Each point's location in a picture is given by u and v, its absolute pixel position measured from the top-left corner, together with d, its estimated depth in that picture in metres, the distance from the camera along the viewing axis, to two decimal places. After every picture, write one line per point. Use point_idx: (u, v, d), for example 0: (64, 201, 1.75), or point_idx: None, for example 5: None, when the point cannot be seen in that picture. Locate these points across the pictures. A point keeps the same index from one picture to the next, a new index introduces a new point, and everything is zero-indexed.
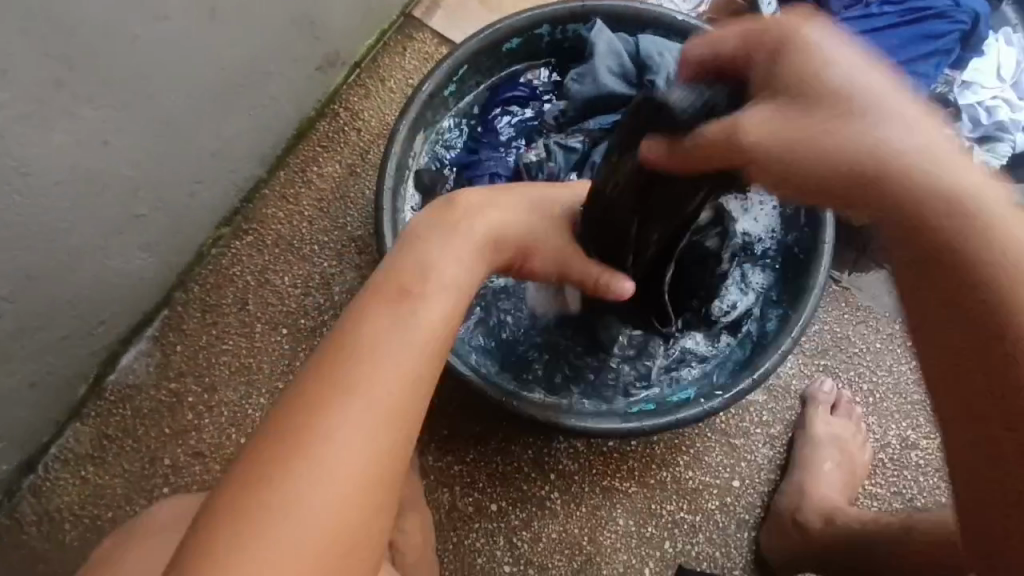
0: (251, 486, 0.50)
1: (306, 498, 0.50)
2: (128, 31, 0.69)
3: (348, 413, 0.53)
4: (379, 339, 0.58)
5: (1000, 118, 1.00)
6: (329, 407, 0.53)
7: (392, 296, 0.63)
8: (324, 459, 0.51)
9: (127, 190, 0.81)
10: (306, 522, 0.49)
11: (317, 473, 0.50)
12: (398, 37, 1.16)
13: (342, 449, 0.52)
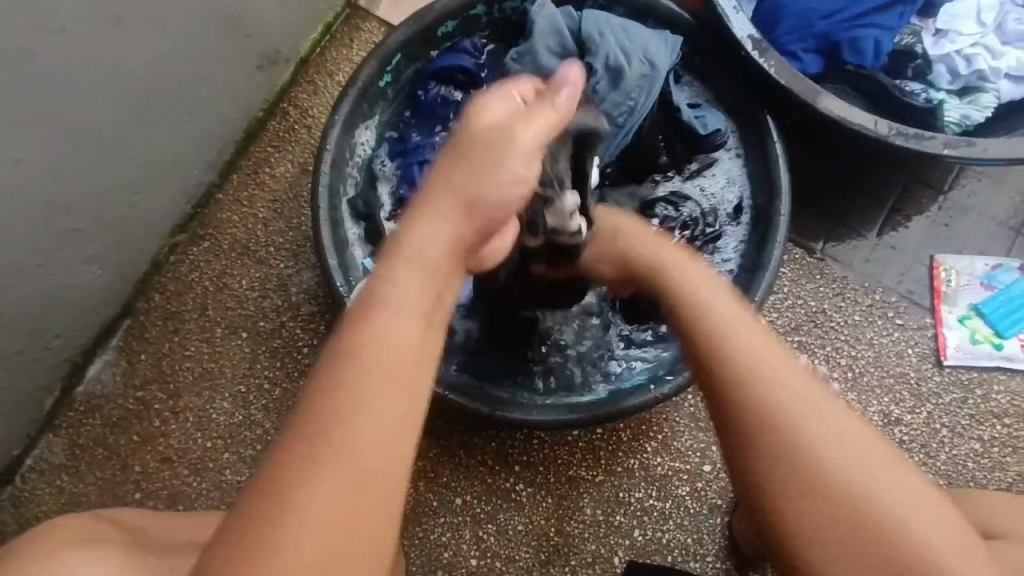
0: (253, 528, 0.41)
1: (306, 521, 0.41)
2: (21, 46, 0.68)
3: (368, 380, 0.44)
4: (358, 362, 0.45)
5: (980, 67, 0.92)
6: (347, 357, 0.45)
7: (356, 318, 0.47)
8: (341, 439, 0.43)
9: (54, 204, 0.81)
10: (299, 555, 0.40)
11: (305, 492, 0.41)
12: (344, 28, 1.13)
13: (366, 399, 0.44)
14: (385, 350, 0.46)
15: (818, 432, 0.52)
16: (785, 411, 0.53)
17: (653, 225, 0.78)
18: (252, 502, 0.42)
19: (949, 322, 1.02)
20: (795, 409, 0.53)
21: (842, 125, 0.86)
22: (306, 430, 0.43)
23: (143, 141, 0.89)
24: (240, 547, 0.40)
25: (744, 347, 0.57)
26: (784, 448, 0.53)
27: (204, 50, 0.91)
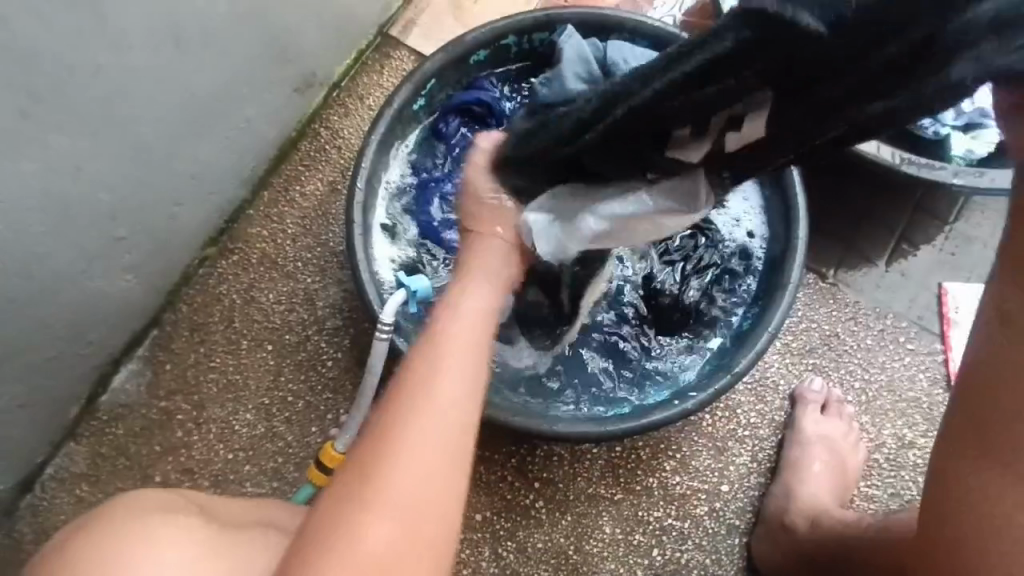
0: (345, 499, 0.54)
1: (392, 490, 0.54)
2: (93, 62, 0.73)
3: (430, 426, 0.56)
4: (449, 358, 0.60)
5: (982, 104, 0.98)
6: (427, 387, 0.58)
7: (438, 348, 0.61)
8: (421, 430, 0.56)
9: (104, 213, 0.85)
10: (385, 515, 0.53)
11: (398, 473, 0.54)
12: (376, 55, 1.19)
13: (436, 435, 0.57)
14: (469, 353, 0.61)
15: None
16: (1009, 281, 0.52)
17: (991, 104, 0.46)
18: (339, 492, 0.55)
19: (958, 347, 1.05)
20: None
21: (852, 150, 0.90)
22: (386, 431, 0.56)
23: (189, 157, 0.93)
24: (346, 496, 0.54)
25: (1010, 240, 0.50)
26: None
27: (252, 72, 0.95)
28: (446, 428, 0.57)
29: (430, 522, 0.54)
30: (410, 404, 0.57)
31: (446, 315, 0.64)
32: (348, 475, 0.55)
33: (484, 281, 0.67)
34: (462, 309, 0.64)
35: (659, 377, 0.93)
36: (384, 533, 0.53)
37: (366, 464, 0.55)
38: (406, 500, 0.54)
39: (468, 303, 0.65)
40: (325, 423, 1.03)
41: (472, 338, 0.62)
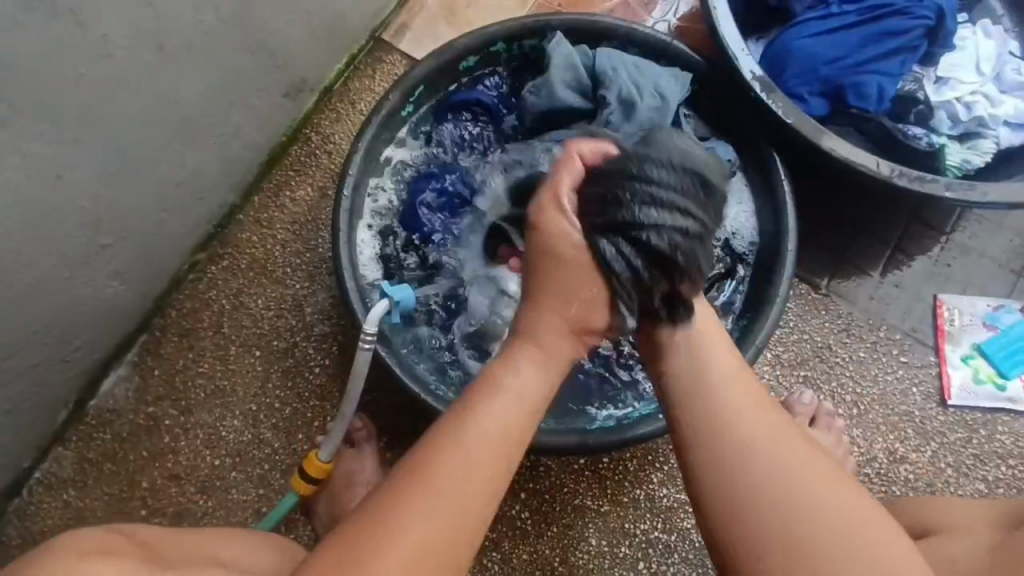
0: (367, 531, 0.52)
1: (411, 526, 0.52)
2: (72, 70, 0.72)
3: (457, 474, 0.54)
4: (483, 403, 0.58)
5: (979, 113, 0.96)
6: (462, 435, 0.56)
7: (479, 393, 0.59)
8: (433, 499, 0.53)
9: (88, 220, 0.85)
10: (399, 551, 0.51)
11: (423, 512, 0.52)
12: (368, 60, 1.18)
13: (447, 502, 0.53)
14: (506, 405, 0.58)
15: (760, 469, 0.58)
16: (732, 459, 0.59)
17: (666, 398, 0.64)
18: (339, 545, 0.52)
19: (952, 360, 1.03)
20: (740, 447, 0.59)
21: (841, 161, 0.89)
22: (403, 494, 0.53)
23: (175, 163, 0.93)
24: (343, 553, 0.51)
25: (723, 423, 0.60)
26: (735, 500, 0.57)
27: (238, 78, 0.95)
28: (457, 501, 0.53)
29: (447, 563, 0.52)
30: (421, 477, 0.54)
31: (488, 396, 0.58)
32: (348, 537, 0.52)
33: (557, 317, 0.60)
34: (496, 395, 0.58)
35: (640, 391, 0.93)
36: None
37: (373, 526, 0.52)
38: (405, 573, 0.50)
39: (512, 387, 0.59)
40: (312, 430, 1.03)
41: (501, 431, 0.57)
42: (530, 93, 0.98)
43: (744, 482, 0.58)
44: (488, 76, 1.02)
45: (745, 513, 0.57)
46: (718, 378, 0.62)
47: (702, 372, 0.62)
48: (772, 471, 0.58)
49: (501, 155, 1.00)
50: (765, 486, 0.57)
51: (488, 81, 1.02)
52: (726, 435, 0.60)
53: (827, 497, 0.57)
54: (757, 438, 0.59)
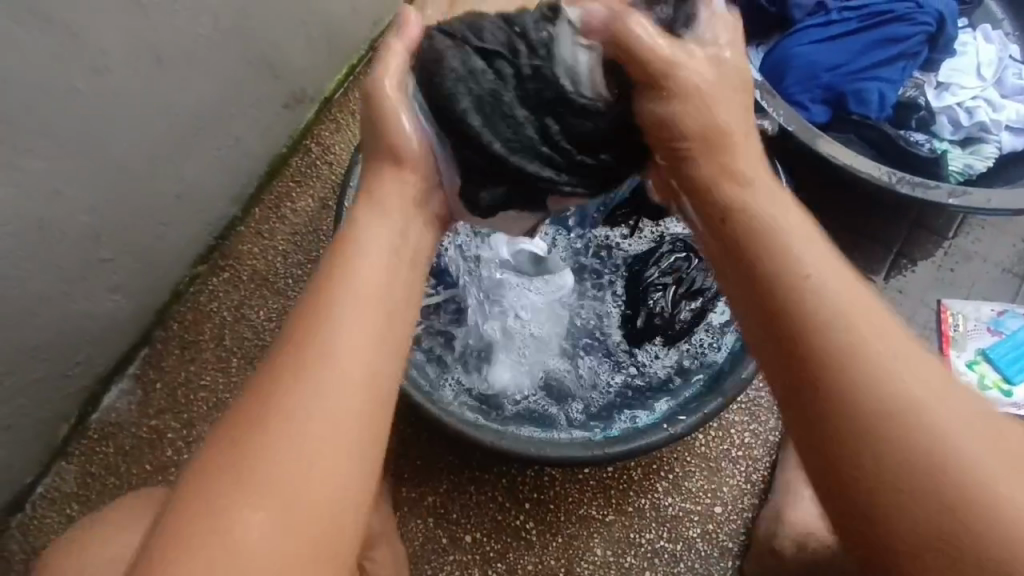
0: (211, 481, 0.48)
1: (279, 467, 0.47)
2: (70, 86, 0.73)
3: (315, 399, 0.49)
4: (331, 313, 0.53)
5: (981, 118, 0.96)
6: (316, 352, 0.51)
7: (320, 306, 0.53)
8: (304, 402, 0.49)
9: (87, 235, 0.84)
10: (270, 501, 0.47)
11: (275, 454, 0.48)
12: (368, 69, 1.18)
13: (321, 429, 0.49)
14: (352, 305, 0.53)
15: (858, 374, 0.48)
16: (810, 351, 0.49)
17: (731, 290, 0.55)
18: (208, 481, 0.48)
19: (958, 366, 1.03)
20: (843, 357, 0.48)
21: (845, 169, 0.89)
22: (262, 407, 0.49)
23: (174, 176, 0.93)
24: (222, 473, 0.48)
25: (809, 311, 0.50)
26: (823, 407, 0.48)
27: (238, 90, 0.95)
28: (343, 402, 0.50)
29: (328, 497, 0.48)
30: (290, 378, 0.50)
31: (342, 275, 0.55)
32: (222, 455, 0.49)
33: (379, 222, 0.58)
34: (354, 279, 0.55)
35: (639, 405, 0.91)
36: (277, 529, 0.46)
37: (243, 437, 0.49)
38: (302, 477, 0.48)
39: (354, 286, 0.54)
40: None
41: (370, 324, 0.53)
42: None
43: (838, 392, 0.48)
44: None
45: (840, 427, 0.47)
46: (814, 274, 0.51)
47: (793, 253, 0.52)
48: (857, 371, 0.48)
49: None
50: (861, 388, 0.47)
51: None
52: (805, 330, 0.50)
53: (929, 397, 0.47)
54: (861, 352, 0.48)
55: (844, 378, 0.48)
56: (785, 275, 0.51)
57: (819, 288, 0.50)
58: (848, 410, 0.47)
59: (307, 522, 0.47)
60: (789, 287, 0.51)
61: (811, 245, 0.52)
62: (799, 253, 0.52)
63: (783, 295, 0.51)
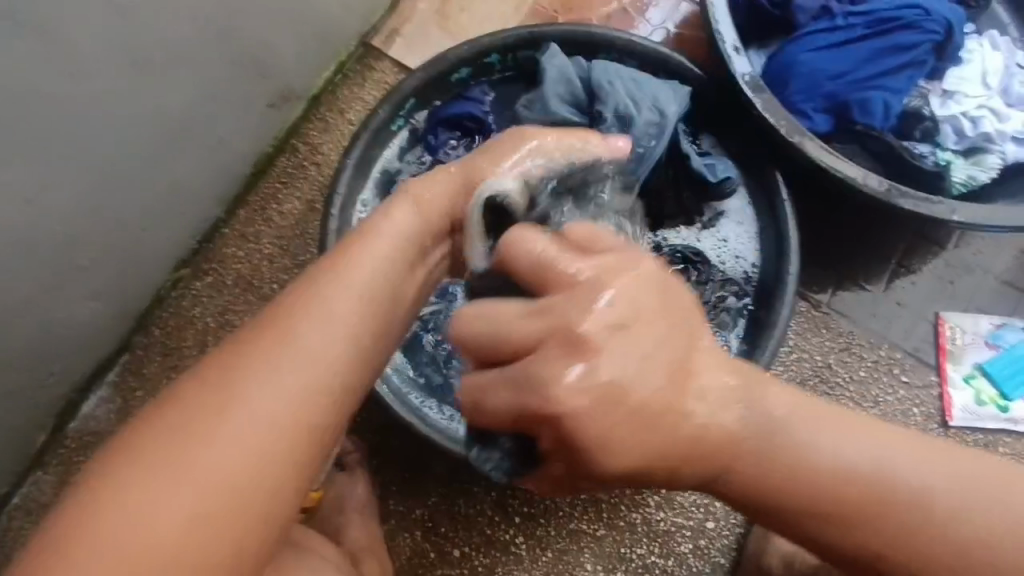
0: (155, 449, 0.51)
1: (221, 451, 0.52)
2: (41, 91, 0.69)
3: (272, 392, 0.53)
4: (309, 309, 0.57)
5: (986, 129, 0.94)
6: (288, 345, 0.55)
7: (310, 298, 0.57)
8: (249, 399, 0.53)
9: (62, 243, 0.81)
10: (202, 477, 0.51)
11: (221, 437, 0.52)
12: (357, 67, 1.14)
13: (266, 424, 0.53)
14: (338, 311, 0.57)
15: (861, 522, 0.49)
16: (810, 519, 0.50)
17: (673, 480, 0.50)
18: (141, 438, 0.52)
19: (954, 381, 1.01)
20: (849, 516, 0.49)
21: (847, 183, 0.86)
22: (207, 385, 0.53)
23: (154, 181, 0.89)
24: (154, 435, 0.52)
25: (789, 493, 0.50)
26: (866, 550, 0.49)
27: (221, 91, 0.91)
28: (287, 410, 0.53)
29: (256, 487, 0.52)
30: (239, 371, 0.54)
31: (320, 292, 0.58)
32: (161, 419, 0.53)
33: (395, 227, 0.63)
34: (332, 297, 0.57)
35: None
36: (184, 498, 0.50)
37: (182, 411, 0.53)
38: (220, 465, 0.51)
39: (342, 290, 0.58)
40: None
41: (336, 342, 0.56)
42: (524, 107, 0.91)
43: (853, 541, 0.50)
44: (482, 85, 0.97)
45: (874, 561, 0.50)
46: (815, 438, 0.50)
47: (771, 410, 0.49)
48: (854, 524, 0.49)
49: None
50: (865, 529, 0.49)
51: (480, 89, 0.97)
52: (802, 503, 0.50)
53: (923, 516, 0.49)
54: (857, 504, 0.49)
55: (845, 534, 0.50)
56: (749, 443, 0.49)
57: (812, 453, 0.49)
58: (883, 543, 0.49)
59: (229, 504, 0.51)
60: (749, 469, 0.49)
61: (773, 397, 0.50)
62: (770, 406, 0.49)
63: (761, 479, 0.50)
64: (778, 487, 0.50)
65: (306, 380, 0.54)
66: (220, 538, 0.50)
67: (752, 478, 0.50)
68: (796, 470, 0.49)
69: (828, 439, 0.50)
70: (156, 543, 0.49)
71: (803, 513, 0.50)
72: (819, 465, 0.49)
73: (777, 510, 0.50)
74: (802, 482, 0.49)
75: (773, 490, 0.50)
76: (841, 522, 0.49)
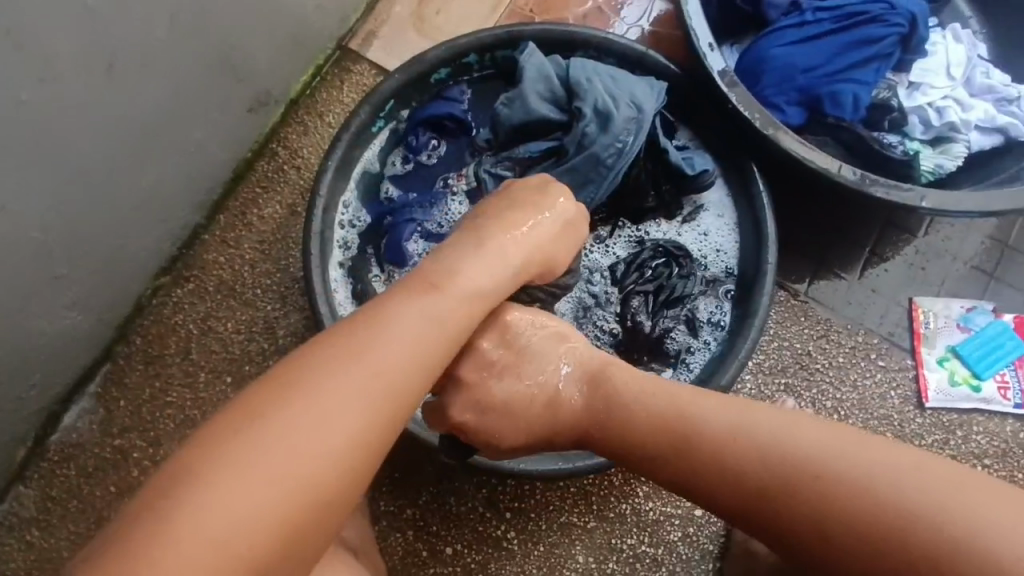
0: (246, 433, 0.53)
1: (304, 443, 0.53)
2: (14, 97, 0.68)
3: (358, 392, 0.56)
4: (398, 318, 0.61)
5: (951, 118, 0.97)
6: (379, 347, 0.59)
7: (397, 307, 0.62)
8: (320, 414, 0.55)
9: (39, 252, 0.80)
10: (287, 468, 0.52)
11: (308, 430, 0.54)
12: (335, 70, 1.14)
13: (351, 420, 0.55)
14: (422, 322, 0.61)
15: (699, 450, 0.64)
16: (664, 456, 0.66)
17: (559, 418, 0.73)
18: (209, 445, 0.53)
19: (928, 363, 1.04)
20: (687, 448, 0.65)
21: (820, 173, 0.88)
22: (276, 397, 0.55)
23: (131, 187, 0.88)
24: (225, 441, 0.53)
25: (635, 424, 0.69)
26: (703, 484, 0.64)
27: (198, 95, 0.91)
28: (354, 427, 0.55)
29: (335, 483, 0.54)
30: (310, 387, 0.56)
31: (391, 318, 0.61)
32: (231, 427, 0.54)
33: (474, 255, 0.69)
34: (412, 317, 0.61)
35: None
36: (265, 492, 0.51)
37: (252, 419, 0.54)
38: (289, 472, 0.52)
39: (426, 303, 0.63)
40: None
41: (403, 365, 0.59)
42: (503, 106, 0.92)
43: (704, 477, 0.64)
44: (460, 84, 0.98)
45: (729, 503, 0.63)
46: (632, 389, 0.71)
47: (612, 371, 0.73)
48: (694, 457, 0.65)
49: (474, 169, 0.94)
50: (738, 470, 0.62)
51: (459, 89, 0.98)
52: (635, 436, 0.68)
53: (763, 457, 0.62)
54: (705, 440, 0.64)
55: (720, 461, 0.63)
56: (586, 393, 0.73)
57: (627, 396, 0.70)
58: (724, 480, 0.63)
59: (308, 497, 0.52)
60: (599, 404, 0.71)
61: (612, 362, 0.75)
62: (610, 370, 0.73)
63: (602, 413, 0.71)
64: (610, 424, 0.70)
65: (372, 400, 0.56)
66: (288, 537, 0.51)
67: (598, 407, 0.71)
68: (641, 405, 0.69)
69: (642, 390, 0.70)
70: (226, 548, 0.49)
71: (649, 452, 0.67)
72: (639, 429, 0.68)
73: (617, 441, 0.70)
74: (641, 420, 0.68)
75: (615, 425, 0.70)
76: (686, 459, 0.65)
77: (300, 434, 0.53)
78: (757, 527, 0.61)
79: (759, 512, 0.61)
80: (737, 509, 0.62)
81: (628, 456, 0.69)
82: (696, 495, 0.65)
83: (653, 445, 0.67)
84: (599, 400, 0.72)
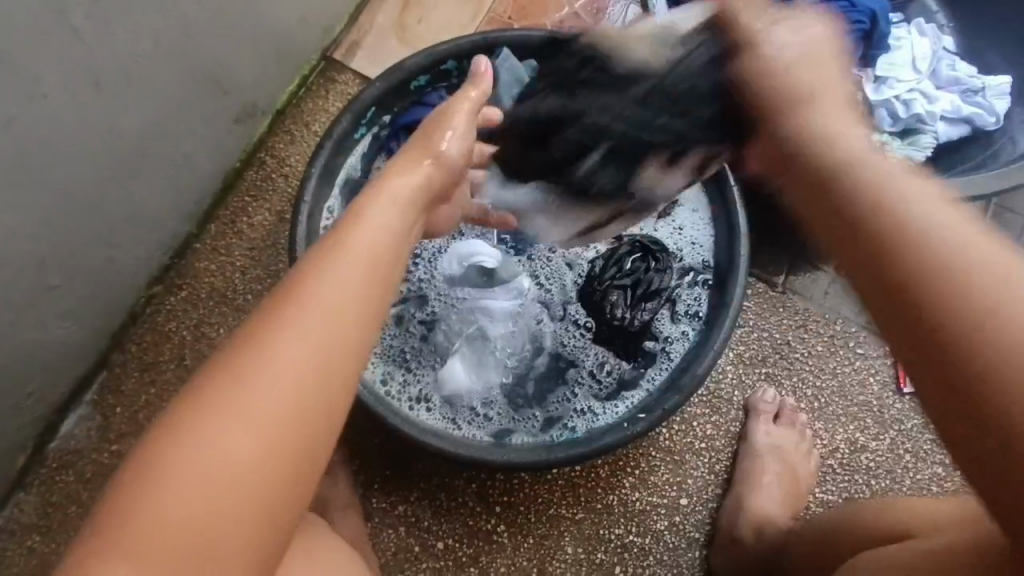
0: (173, 429, 0.49)
1: (230, 429, 0.48)
2: (6, 114, 0.71)
3: (282, 363, 0.50)
4: (315, 280, 0.54)
5: (917, 110, 0.99)
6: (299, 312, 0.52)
7: (315, 266, 0.55)
8: (249, 397, 0.49)
9: (34, 263, 0.83)
10: (218, 456, 0.47)
11: (234, 413, 0.48)
12: (319, 80, 1.17)
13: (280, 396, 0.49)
14: (343, 279, 0.54)
15: (922, 259, 0.46)
16: (953, 296, 0.45)
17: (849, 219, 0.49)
18: (143, 453, 0.49)
19: None
20: (931, 260, 0.46)
21: None
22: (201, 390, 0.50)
23: (122, 198, 0.91)
24: (157, 448, 0.48)
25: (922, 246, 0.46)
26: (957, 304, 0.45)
27: (185, 108, 0.94)
28: (286, 397, 0.49)
29: (275, 462, 0.48)
30: (234, 372, 0.50)
31: (314, 278, 0.54)
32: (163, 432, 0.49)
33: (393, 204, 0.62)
34: (330, 276, 0.54)
35: (592, 404, 0.92)
36: (197, 484, 0.47)
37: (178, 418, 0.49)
38: (223, 467, 0.47)
39: (347, 256, 0.55)
40: None
41: (330, 328, 0.52)
42: None
43: (957, 312, 0.45)
44: (439, 90, 1.01)
45: (985, 303, 0.44)
46: (914, 196, 0.48)
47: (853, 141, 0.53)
48: (953, 294, 0.45)
49: None
50: (985, 284, 0.45)
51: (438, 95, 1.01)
52: (883, 247, 0.47)
53: (974, 306, 0.44)
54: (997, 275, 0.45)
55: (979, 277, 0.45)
56: (865, 179, 0.50)
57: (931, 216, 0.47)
58: (976, 323, 0.44)
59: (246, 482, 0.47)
60: (885, 193, 0.49)
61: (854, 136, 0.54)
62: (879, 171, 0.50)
63: (875, 219, 0.48)
64: (890, 246, 0.47)
65: (308, 377, 0.50)
66: (233, 527, 0.47)
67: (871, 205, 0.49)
68: (931, 212, 0.48)
69: (920, 207, 0.48)
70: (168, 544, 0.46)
71: (906, 284, 0.46)
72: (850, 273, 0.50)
73: (882, 261, 0.47)
74: (856, 207, 0.49)
75: (910, 242, 0.47)
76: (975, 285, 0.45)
77: (231, 423, 0.48)
78: (983, 399, 0.44)
79: (996, 383, 0.43)
80: (948, 361, 0.45)
81: (887, 288, 0.47)
82: (928, 360, 0.45)
83: (888, 301, 0.47)
84: (858, 172, 0.50)
